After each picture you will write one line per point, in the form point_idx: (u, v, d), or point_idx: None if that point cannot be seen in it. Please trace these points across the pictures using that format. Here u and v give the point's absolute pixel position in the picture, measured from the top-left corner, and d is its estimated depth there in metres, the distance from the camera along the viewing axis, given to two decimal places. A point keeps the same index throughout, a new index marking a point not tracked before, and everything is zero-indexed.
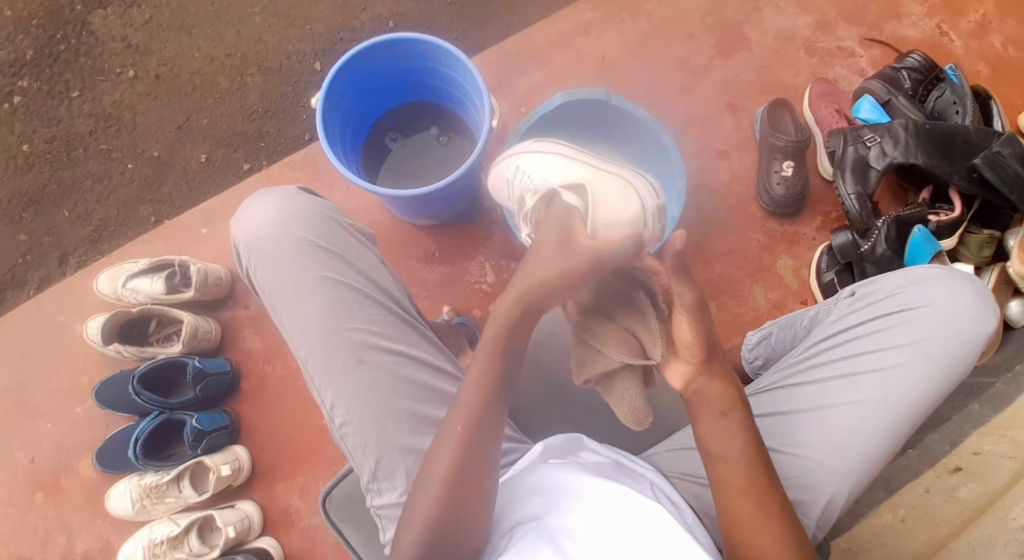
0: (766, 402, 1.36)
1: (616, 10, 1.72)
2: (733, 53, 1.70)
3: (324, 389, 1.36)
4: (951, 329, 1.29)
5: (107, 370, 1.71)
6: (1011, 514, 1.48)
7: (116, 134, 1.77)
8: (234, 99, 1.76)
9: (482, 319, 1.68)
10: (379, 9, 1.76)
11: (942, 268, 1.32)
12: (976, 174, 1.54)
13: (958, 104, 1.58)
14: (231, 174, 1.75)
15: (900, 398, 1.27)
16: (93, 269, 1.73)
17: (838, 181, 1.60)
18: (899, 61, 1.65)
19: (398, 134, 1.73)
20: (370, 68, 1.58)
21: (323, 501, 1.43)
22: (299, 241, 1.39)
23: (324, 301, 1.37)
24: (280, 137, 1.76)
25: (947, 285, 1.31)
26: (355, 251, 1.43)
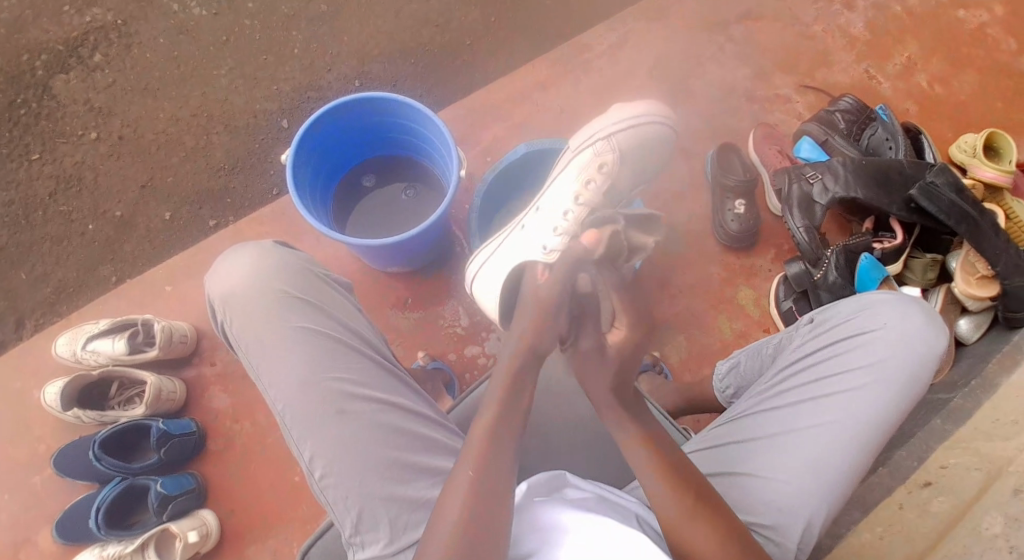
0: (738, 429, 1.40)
1: (571, 65, 1.79)
2: (682, 102, 1.79)
3: (303, 442, 1.32)
4: (908, 349, 1.35)
5: (66, 437, 1.65)
6: (984, 523, 1.44)
7: (77, 195, 1.76)
8: (199, 157, 1.78)
9: (457, 361, 1.70)
10: (344, 69, 1.81)
11: (894, 294, 1.39)
12: (914, 204, 1.65)
13: (890, 140, 1.70)
14: (196, 231, 1.75)
15: (866, 418, 1.32)
16: (53, 332, 1.69)
17: (786, 217, 1.69)
18: (833, 105, 1.77)
19: (374, 175, 1.79)
20: (341, 120, 1.62)
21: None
22: (273, 292, 1.37)
23: (301, 353, 1.35)
24: (247, 193, 1.77)
25: (899, 310, 1.38)
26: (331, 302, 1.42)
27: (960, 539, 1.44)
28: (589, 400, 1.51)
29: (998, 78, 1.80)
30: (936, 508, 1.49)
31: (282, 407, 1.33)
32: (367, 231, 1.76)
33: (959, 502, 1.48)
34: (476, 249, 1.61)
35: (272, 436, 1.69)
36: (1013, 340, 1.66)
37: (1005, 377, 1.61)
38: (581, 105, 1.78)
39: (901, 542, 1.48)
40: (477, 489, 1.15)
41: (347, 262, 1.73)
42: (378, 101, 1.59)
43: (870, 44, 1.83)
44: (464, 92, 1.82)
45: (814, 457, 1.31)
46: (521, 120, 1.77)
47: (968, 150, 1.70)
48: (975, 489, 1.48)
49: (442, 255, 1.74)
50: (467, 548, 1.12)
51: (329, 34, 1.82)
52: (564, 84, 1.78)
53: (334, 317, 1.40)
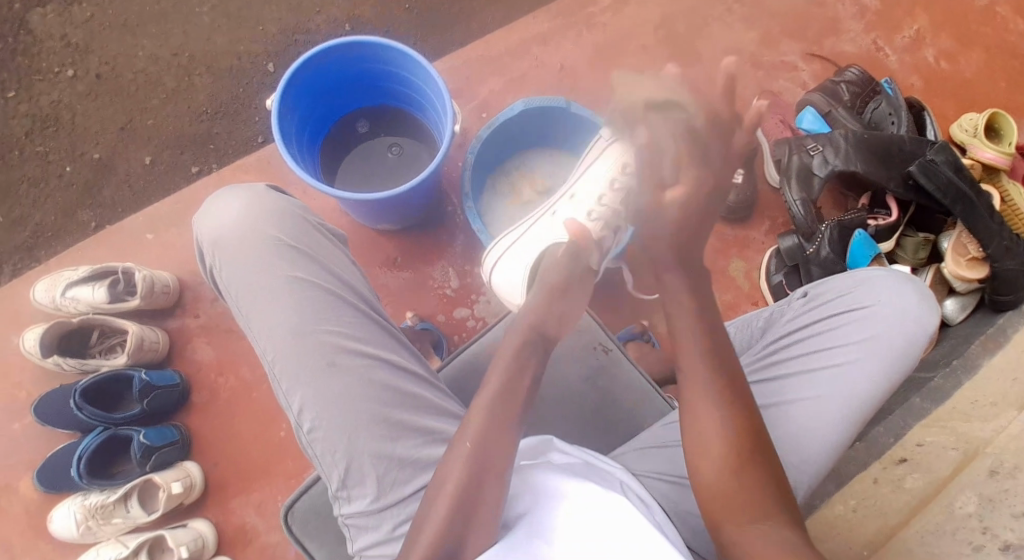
0: None
1: (572, 21, 1.73)
2: (685, 67, 1.74)
3: (292, 393, 1.31)
4: (898, 326, 1.34)
5: (47, 385, 1.63)
6: (957, 503, 1.45)
7: (54, 135, 1.69)
8: (182, 100, 1.71)
9: (446, 323, 1.70)
10: (335, 12, 1.73)
11: (888, 270, 1.38)
12: (911, 181, 1.64)
13: (893, 115, 1.67)
14: (179, 179, 1.70)
15: (852, 393, 1.32)
16: (31, 278, 1.64)
17: (784, 189, 1.69)
18: (839, 75, 1.74)
19: (368, 122, 1.74)
20: (334, 68, 1.57)
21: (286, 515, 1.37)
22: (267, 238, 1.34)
23: (294, 304, 1.33)
24: (232, 140, 1.71)
25: (892, 286, 1.37)
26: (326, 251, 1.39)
27: (931, 519, 1.45)
28: (580, 368, 1.50)
29: (1006, 55, 1.77)
30: (909, 485, 1.53)
31: (273, 359, 1.32)
32: (356, 184, 1.73)
33: (933, 480, 1.51)
34: (469, 211, 1.59)
35: (258, 390, 1.68)
36: (997, 323, 1.68)
37: (987, 359, 1.64)
38: (580, 64, 1.72)
39: (875, 516, 1.52)
40: (478, 456, 1.17)
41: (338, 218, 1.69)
42: (371, 47, 1.54)
43: (879, 14, 1.78)
44: (462, 43, 1.75)
45: (797, 429, 1.32)
46: (519, 76, 1.71)
47: (969, 129, 1.68)
48: (949, 467, 1.51)
49: (434, 217, 1.73)
50: (463, 513, 1.14)
51: None
52: (565, 41, 1.72)
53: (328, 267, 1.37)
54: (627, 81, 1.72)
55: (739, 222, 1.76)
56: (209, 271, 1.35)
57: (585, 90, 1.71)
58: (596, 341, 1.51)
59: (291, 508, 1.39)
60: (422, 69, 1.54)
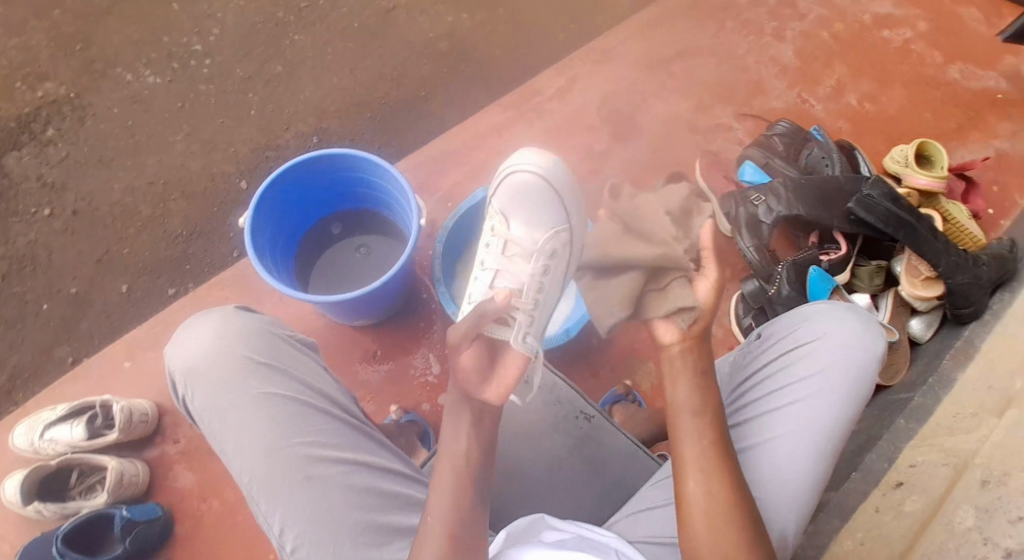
0: None
1: (522, 110, 1.83)
2: (630, 138, 1.84)
3: (272, 511, 1.29)
4: (847, 355, 1.37)
5: (30, 530, 1.57)
6: (956, 518, 1.47)
7: (30, 275, 1.71)
8: (156, 226, 1.75)
9: (431, 412, 1.70)
10: (301, 127, 1.82)
11: (827, 303, 1.41)
12: (854, 216, 1.75)
13: (827, 158, 1.79)
14: (155, 301, 1.70)
15: (818, 427, 1.35)
16: (9, 421, 1.61)
17: (737, 238, 1.78)
18: (770, 129, 1.86)
19: (341, 224, 1.78)
20: (303, 179, 1.63)
21: None
22: (235, 359, 1.34)
23: (267, 420, 1.32)
24: (207, 258, 1.74)
25: (832, 317, 1.40)
26: (297, 365, 1.39)
27: (934, 540, 1.47)
28: (564, 438, 1.52)
29: (924, 91, 1.92)
30: (909, 508, 1.54)
31: (249, 479, 1.30)
32: (332, 287, 1.76)
33: (931, 500, 1.52)
34: (442, 295, 1.65)
35: (243, 511, 1.63)
36: (964, 335, 1.75)
37: (961, 372, 1.69)
38: (534, 147, 1.81)
39: (882, 547, 1.51)
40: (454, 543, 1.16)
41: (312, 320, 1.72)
42: (336, 157, 1.61)
43: (802, 70, 1.93)
44: (420, 142, 1.83)
45: (773, 473, 1.34)
46: (478, 165, 1.79)
47: (900, 160, 1.80)
48: (943, 485, 1.52)
49: (408, 308, 1.76)
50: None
51: (284, 93, 1.85)
52: (516, 128, 1.82)
53: (297, 378, 1.37)
54: (580, 157, 1.82)
55: None
56: (181, 399, 1.35)
57: None
58: (577, 410, 1.54)
59: None
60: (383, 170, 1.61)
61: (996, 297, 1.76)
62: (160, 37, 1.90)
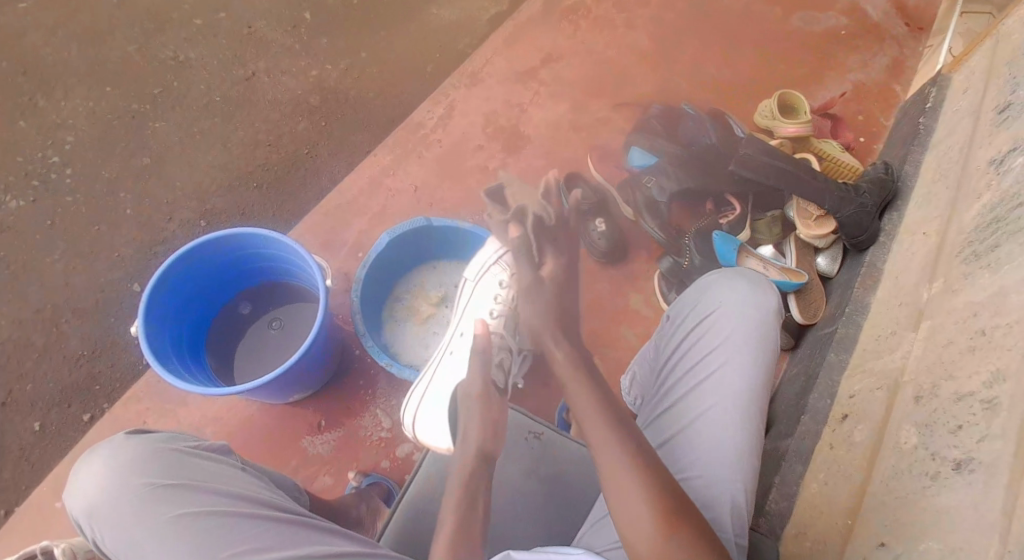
0: (649, 441, 1.43)
1: (409, 147, 1.84)
2: (520, 150, 1.88)
3: None
4: (746, 315, 1.42)
5: None
6: (902, 438, 1.51)
7: None
8: (52, 354, 1.65)
9: (392, 468, 1.69)
10: (186, 215, 1.77)
11: (718, 272, 1.47)
12: (738, 176, 1.87)
13: (702, 128, 1.90)
14: (72, 432, 1.60)
15: (738, 390, 1.37)
16: None
17: (641, 221, 1.87)
18: (647, 112, 1.96)
19: (250, 303, 1.78)
20: (194, 270, 1.64)
21: None
22: (132, 490, 1.31)
23: (185, 543, 1.28)
24: (118, 372, 1.65)
25: (725, 284, 1.45)
26: (202, 474, 1.34)
27: (887, 465, 1.52)
28: (518, 463, 1.51)
29: (774, 48, 2.05)
30: (858, 437, 1.61)
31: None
32: (254, 368, 1.74)
33: (876, 425, 1.59)
34: (371, 347, 1.62)
35: None
36: (867, 261, 1.82)
37: (872, 297, 1.78)
38: (431, 180, 1.82)
39: (843, 482, 1.59)
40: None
41: (243, 408, 1.68)
42: (220, 240, 1.61)
43: (661, 53, 2.03)
44: (315, 200, 1.80)
45: (708, 444, 1.35)
46: (381, 210, 1.78)
47: (768, 114, 1.92)
48: (883, 405, 1.60)
49: (343, 368, 1.75)
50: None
51: (157, 183, 1.80)
52: (409, 165, 1.82)
53: (208, 489, 1.32)
54: (478, 178, 1.84)
55: (619, 261, 1.89)
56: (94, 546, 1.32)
57: (442, 200, 1.81)
58: (525, 432, 1.53)
59: None
60: (272, 240, 1.62)
61: (886, 219, 1.83)
62: (15, 156, 1.82)
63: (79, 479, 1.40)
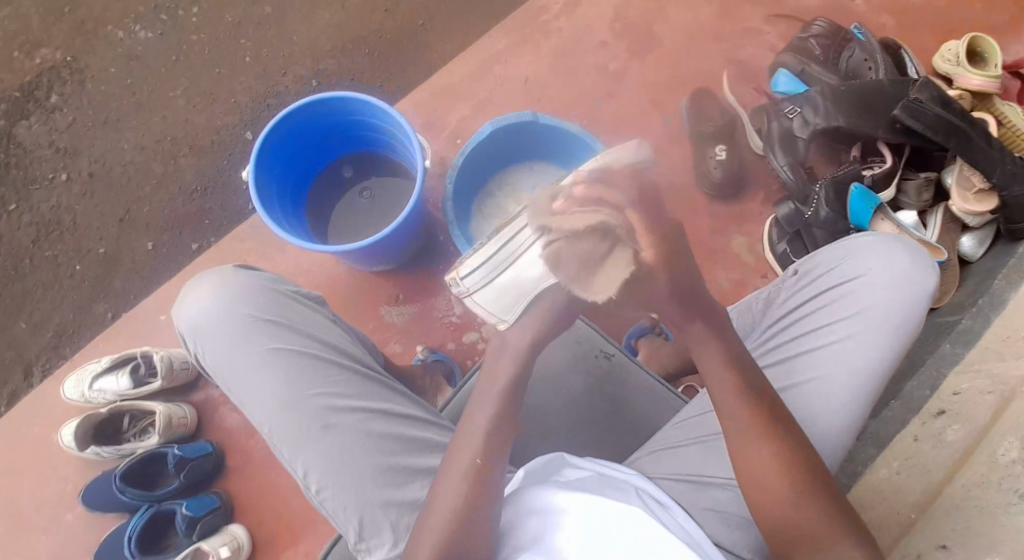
0: None
1: (529, 34, 1.79)
2: (648, 54, 1.78)
3: (295, 459, 1.32)
4: (894, 290, 1.26)
5: (91, 474, 1.69)
6: (1001, 450, 1.37)
7: (59, 238, 1.78)
8: (170, 184, 1.80)
9: (456, 351, 1.70)
10: (300, 70, 1.83)
11: (876, 234, 1.29)
12: (899, 124, 1.58)
13: (869, 60, 1.63)
14: (180, 257, 1.77)
15: (858, 368, 1.25)
16: (60, 375, 1.72)
17: (770, 156, 1.66)
18: (806, 31, 1.73)
19: (352, 166, 1.78)
20: (306, 126, 1.63)
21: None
22: (243, 316, 1.37)
23: (279, 374, 1.34)
24: (223, 212, 1.78)
25: (881, 248, 1.28)
26: (304, 318, 1.41)
27: (976, 470, 1.38)
28: (579, 377, 1.51)
29: None
30: (950, 437, 1.44)
31: (269, 430, 1.33)
32: (346, 235, 1.76)
33: (975, 429, 1.42)
34: (455, 238, 1.59)
35: None
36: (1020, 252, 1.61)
37: (1014, 291, 1.57)
38: (544, 73, 1.78)
39: (918, 477, 1.44)
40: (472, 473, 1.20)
41: (331, 267, 1.73)
42: (327, 100, 1.58)
43: None
44: (426, 75, 1.83)
45: (806, 416, 1.26)
46: (486, 97, 1.78)
47: (951, 59, 1.65)
48: (988, 413, 1.42)
49: (425, 250, 1.74)
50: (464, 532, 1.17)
51: (275, 35, 1.85)
52: (523, 54, 1.78)
53: (305, 329, 1.39)
54: (593, 79, 1.77)
55: (732, 196, 1.73)
56: (193, 358, 1.38)
57: (552, 93, 1.77)
58: (596, 349, 1.52)
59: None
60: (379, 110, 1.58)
61: None
62: None
63: (179, 292, 1.45)
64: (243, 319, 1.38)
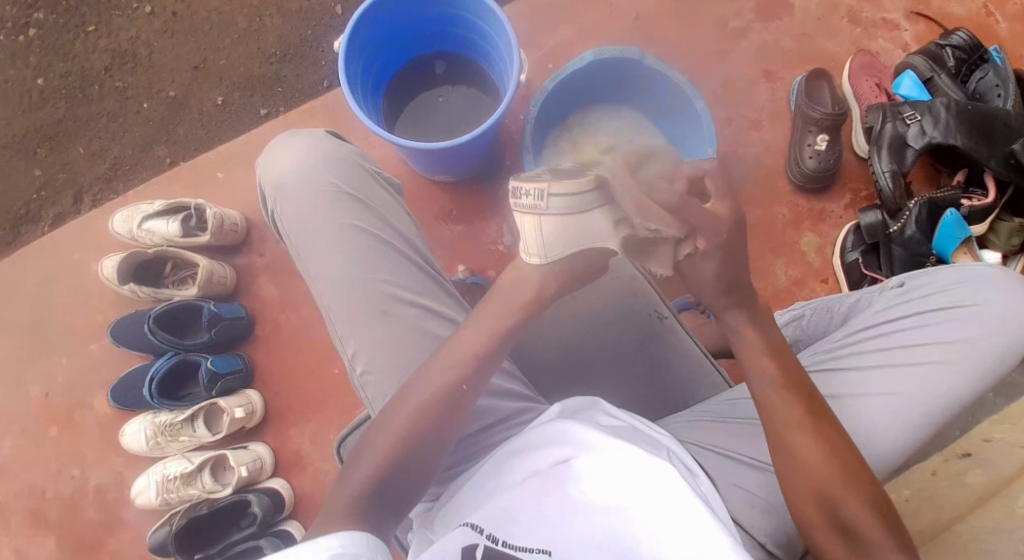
0: None
1: None
2: (773, 19, 1.69)
3: (345, 336, 1.33)
4: (997, 330, 1.28)
5: (122, 311, 1.72)
6: (1018, 503, 1.39)
7: (132, 70, 1.76)
8: (251, 40, 1.74)
9: (497, 279, 1.68)
10: None
11: (997, 268, 1.31)
12: (1013, 160, 1.51)
13: (1000, 87, 1.56)
14: (248, 119, 1.74)
15: (938, 391, 1.25)
16: (108, 209, 1.72)
17: (873, 158, 1.59)
18: (944, 38, 1.62)
19: (444, 64, 1.70)
20: (406, 10, 1.55)
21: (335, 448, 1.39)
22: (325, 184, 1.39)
23: (348, 247, 1.36)
24: (298, 83, 1.74)
25: (998, 286, 1.30)
26: (383, 202, 1.43)
27: (987, 516, 1.40)
28: (633, 335, 1.50)
29: None
30: (971, 480, 1.46)
31: (328, 301, 1.35)
32: (415, 134, 1.70)
33: (997, 478, 1.44)
34: (529, 164, 1.54)
35: (316, 330, 1.74)
36: None
37: None
38: (660, 17, 1.69)
39: (928, 510, 1.47)
40: (442, 400, 1.18)
41: (394, 166, 1.69)
42: None
43: None
44: None
45: (871, 425, 1.26)
46: (591, 26, 1.69)
47: None
48: (1015, 466, 1.44)
49: (492, 171, 1.70)
50: (416, 450, 1.18)
51: None
52: None
53: (381, 215, 1.41)
54: (708, 34, 1.69)
55: (816, 192, 1.67)
56: (270, 214, 1.42)
57: (661, 42, 1.69)
58: (650, 309, 1.50)
59: (340, 443, 1.40)
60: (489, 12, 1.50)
61: None
62: None
63: (266, 149, 1.47)
64: (327, 188, 1.40)
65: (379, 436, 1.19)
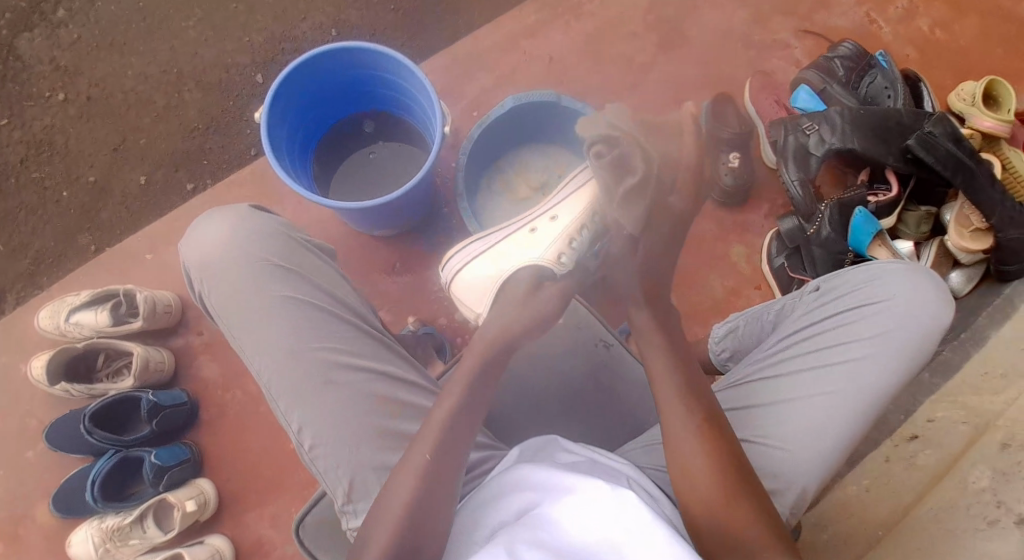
0: (737, 397, 1.35)
1: (560, 12, 1.79)
2: (676, 50, 1.80)
3: (291, 412, 1.29)
4: (914, 322, 1.30)
5: (57, 411, 1.63)
6: (970, 478, 1.42)
7: (48, 159, 1.73)
8: (173, 117, 1.74)
9: (448, 326, 1.69)
10: (321, 18, 1.78)
11: (907, 263, 1.33)
12: (910, 154, 1.63)
13: (890, 89, 1.69)
14: (176, 196, 1.72)
15: (867, 387, 1.27)
16: (36, 305, 1.66)
17: (782, 170, 1.69)
18: (833, 51, 1.76)
19: (373, 121, 1.73)
20: (331, 72, 1.57)
21: (296, 528, 1.31)
22: (250, 260, 1.33)
23: (284, 321, 1.31)
24: (225, 153, 1.74)
25: (910, 279, 1.33)
26: (313, 270, 1.37)
27: (943, 495, 1.43)
28: (576, 360, 1.51)
29: (997, 22, 1.82)
30: (923, 462, 1.50)
31: (269, 379, 1.29)
32: (347, 195, 1.72)
33: (946, 456, 1.48)
34: (465, 211, 1.57)
35: (265, 405, 1.68)
36: (1004, 294, 1.69)
37: (995, 330, 1.65)
38: (572, 57, 1.78)
39: (887, 497, 1.49)
40: (426, 474, 1.16)
41: (332, 226, 1.70)
42: (355, 52, 1.53)
43: None
44: (449, 41, 1.81)
45: (811, 427, 1.27)
46: (507, 72, 1.76)
47: (967, 98, 1.71)
48: (961, 443, 1.49)
49: (429, 220, 1.71)
50: (409, 538, 1.13)
51: None
52: (553, 33, 1.78)
53: (311, 282, 1.35)
54: (619, 70, 1.78)
55: (737, 205, 1.77)
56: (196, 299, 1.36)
57: (575, 80, 1.77)
58: (596, 338, 1.51)
59: (300, 522, 1.32)
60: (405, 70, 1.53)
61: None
62: None
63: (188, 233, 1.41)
64: (253, 264, 1.34)
65: (371, 529, 1.15)
